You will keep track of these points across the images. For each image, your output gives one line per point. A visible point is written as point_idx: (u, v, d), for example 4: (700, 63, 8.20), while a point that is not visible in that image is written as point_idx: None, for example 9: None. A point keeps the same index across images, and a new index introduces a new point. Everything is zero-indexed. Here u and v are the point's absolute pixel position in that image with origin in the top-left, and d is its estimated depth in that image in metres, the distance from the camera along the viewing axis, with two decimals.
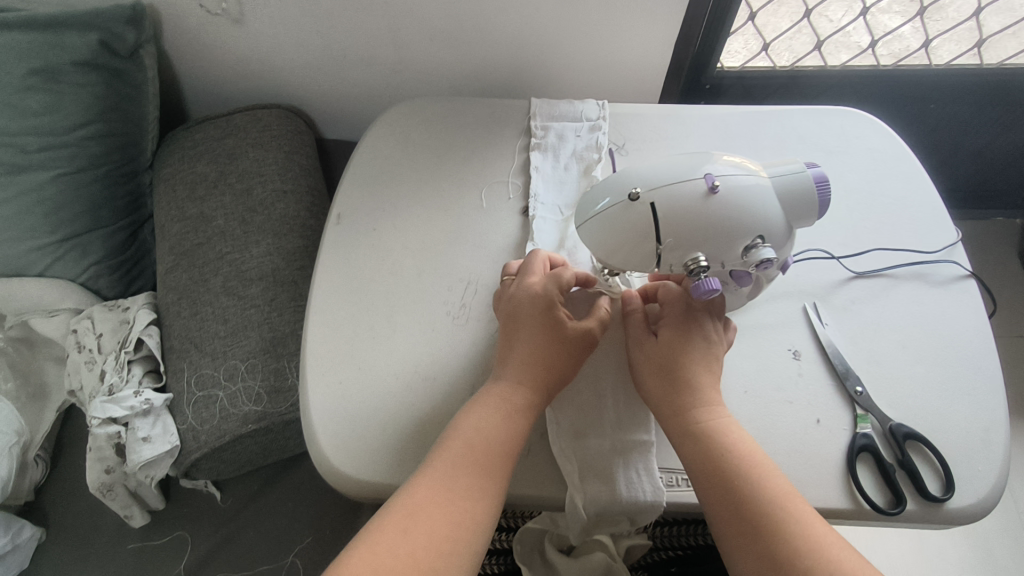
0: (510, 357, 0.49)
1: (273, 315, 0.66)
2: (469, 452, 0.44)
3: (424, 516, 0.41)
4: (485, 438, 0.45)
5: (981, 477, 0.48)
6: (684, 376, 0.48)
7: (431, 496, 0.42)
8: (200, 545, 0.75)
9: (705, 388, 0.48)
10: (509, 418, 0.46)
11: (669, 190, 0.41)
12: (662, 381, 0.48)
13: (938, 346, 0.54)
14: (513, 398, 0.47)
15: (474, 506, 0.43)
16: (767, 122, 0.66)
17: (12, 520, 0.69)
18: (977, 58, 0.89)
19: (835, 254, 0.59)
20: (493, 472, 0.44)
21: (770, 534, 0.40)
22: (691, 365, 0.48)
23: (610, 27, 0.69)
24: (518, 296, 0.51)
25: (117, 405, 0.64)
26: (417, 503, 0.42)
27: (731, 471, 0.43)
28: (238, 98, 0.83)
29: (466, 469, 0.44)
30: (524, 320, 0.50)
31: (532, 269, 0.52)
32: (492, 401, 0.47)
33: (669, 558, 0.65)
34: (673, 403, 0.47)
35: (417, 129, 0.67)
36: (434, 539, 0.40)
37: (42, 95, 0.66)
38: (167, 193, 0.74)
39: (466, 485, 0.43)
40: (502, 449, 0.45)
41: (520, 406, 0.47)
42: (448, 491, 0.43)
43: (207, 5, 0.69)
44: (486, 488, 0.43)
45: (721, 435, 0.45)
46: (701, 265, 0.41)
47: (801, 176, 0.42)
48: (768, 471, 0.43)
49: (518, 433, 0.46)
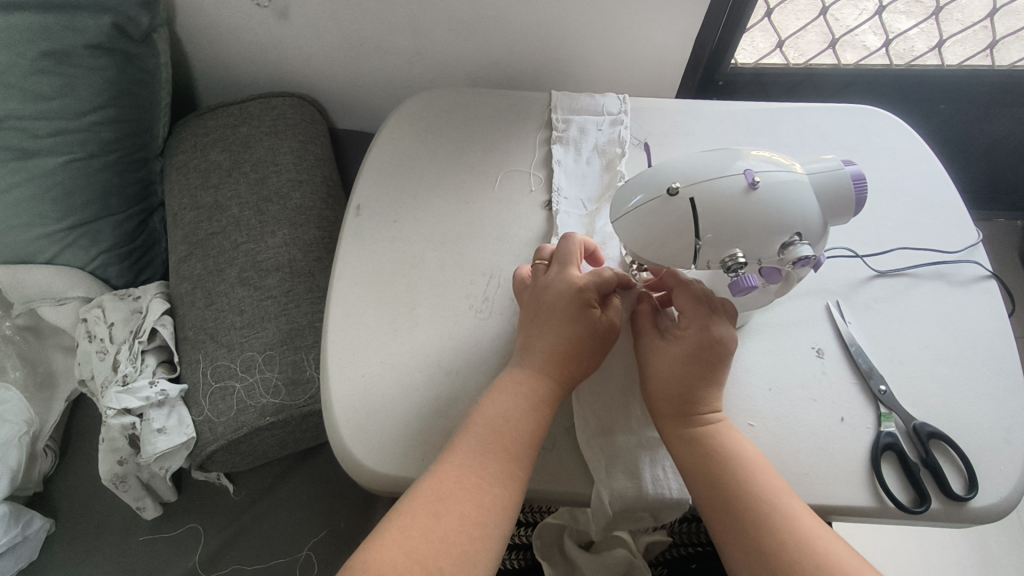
0: (537, 349, 0.48)
1: (290, 307, 0.65)
2: (498, 438, 0.44)
3: (455, 500, 0.41)
4: (513, 424, 0.45)
5: (1005, 477, 0.48)
6: (690, 395, 0.46)
7: (458, 479, 0.42)
8: (212, 540, 0.74)
9: (709, 399, 0.47)
10: (536, 409, 0.46)
11: (706, 186, 0.40)
12: (667, 398, 0.47)
13: (961, 344, 0.54)
14: (540, 388, 0.47)
15: (502, 491, 0.43)
16: (788, 119, 0.66)
17: (21, 511, 0.68)
18: (989, 59, 0.90)
19: (859, 253, 0.59)
20: (521, 458, 0.44)
21: (761, 530, 0.41)
22: (706, 379, 0.47)
23: (630, 20, 0.69)
24: (553, 287, 0.50)
25: (132, 396, 0.63)
26: (446, 486, 0.42)
27: (720, 470, 0.44)
28: (250, 86, 0.82)
29: (495, 456, 0.43)
30: (556, 315, 0.49)
31: (567, 260, 0.51)
32: (515, 388, 0.47)
33: (688, 554, 0.64)
34: (676, 402, 0.46)
35: (438, 120, 0.66)
36: (463, 524, 0.41)
37: (53, 78, 0.64)
38: (180, 180, 0.73)
39: (493, 471, 0.43)
40: (531, 436, 0.45)
41: (539, 391, 0.47)
42: (478, 478, 0.43)
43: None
44: (516, 475, 0.43)
45: (715, 432, 0.46)
46: (739, 262, 0.41)
47: (838, 174, 0.42)
48: (761, 468, 0.44)
49: (541, 424, 0.46)
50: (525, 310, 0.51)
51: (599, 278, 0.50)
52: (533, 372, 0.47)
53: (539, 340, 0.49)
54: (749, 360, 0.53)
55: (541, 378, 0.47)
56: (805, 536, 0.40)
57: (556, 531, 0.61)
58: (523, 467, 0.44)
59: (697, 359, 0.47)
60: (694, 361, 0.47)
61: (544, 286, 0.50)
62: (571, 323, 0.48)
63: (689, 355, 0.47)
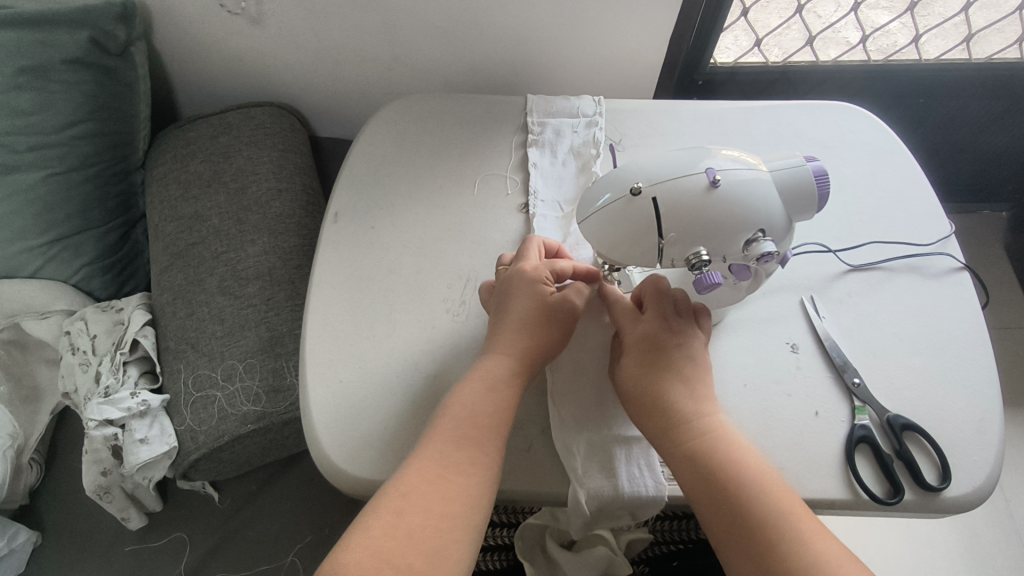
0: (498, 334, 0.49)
1: (270, 315, 0.65)
2: (459, 425, 0.44)
3: (419, 495, 0.41)
4: (474, 410, 0.45)
5: (977, 467, 0.48)
6: (658, 396, 0.46)
7: (423, 476, 0.42)
8: (199, 547, 0.75)
9: (687, 401, 0.46)
10: (494, 391, 0.46)
11: (669, 186, 0.41)
12: (639, 408, 0.46)
13: (934, 336, 0.54)
14: (503, 371, 0.47)
15: (469, 480, 0.43)
16: (762, 118, 0.67)
17: (7, 525, 0.69)
18: (965, 53, 0.90)
19: (832, 247, 0.59)
20: (487, 445, 0.44)
21: (767, 551, 0.39)
22: (668, 375, 0.47)
23: (604, 23, 0.70)
24: (512, 275, 0.51)
25: (113, 407, 0.63)
26: (412, 482, 0.42)
27: (722, 486, 0.42)
28: (231, 96, 0.83)
29: (459, 445, 0.44)
30: (517, 299, 0.49)
31: (529, 252, 0.53)
32: (481, 374, 0.47)
33: (669, 552, 0.63)
34: (639, 407, 0.46)
35: (414, 126, 0.67)
36: (429, 520, 0.41)
37: (30, 94, 0.65)
38: (160, 192, 0.73)
39: (459, 459, 0.43)
40: (495, 419, 0.45)
41: (504, 376, 0.47)
42: (441, 468, 0.43)
43: (228, 5, 0.68)
44: (480, 462, 0.43)
45: (713, 445, 0.44)
46: (703, 260, 0.41)
47: (800, 170, 0.42)
48: (771, 486, 0.42)
49: (506, 407, 0.46)
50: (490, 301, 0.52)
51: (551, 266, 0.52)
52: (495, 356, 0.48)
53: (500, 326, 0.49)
54: (726, 357, 0.53)
55: (499, 358, 0.48)
56: (813, 562, 0.38)
57: (538, 531, 0.61)
58: (487, 452, 0.44)
59: (651, 360, 0.47)
60: (651, 361, 0.47)
61: (504, 277, 0.52)
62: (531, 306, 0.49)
63: (640, 353, 0.48)
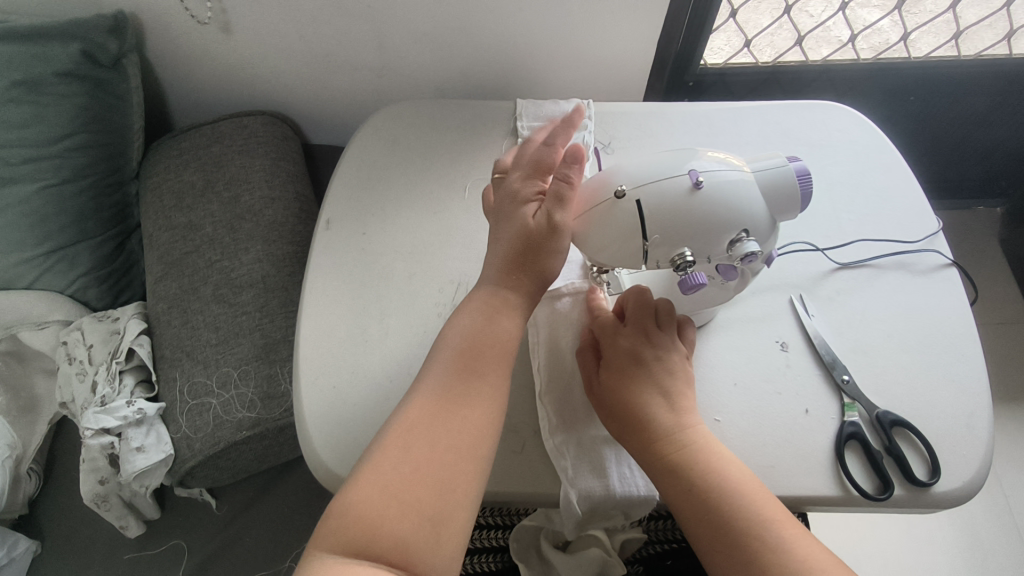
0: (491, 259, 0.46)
1: (265, 322, 0.66)
2: (459, 358, 0.43)
3: (422, 430, 0.40)
4: (473, 341, 0.44)
5: (966, 462, 0.49)
6: (638, 412, 0.46)
7: (426, 410, 0.41)
8: (197, 554, 0.75)
9: (666, 412, 0.46)
10: (490, 321, 0.44)
11: (652, 188, 0.41)
12: (620, 424, 0.46)
13: (922, 332, 0.55)
14: (507, 297, 0.45)
15: (474, 410, 0.42)
16: (750, 118, 0.67)
17: (6, 534, 0.70)
18: (955, 50, 0.90)
19: (820, 246, 0.60)
20: (490, 374, 0.43)
21: (751, 559, 0.40)
22: (646, 387, 0.47)
23: (593, 27, 0.70)
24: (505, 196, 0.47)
25: (110, 416, 0.64)
26: (414, 418, 0.41)
27: (704, 496, 0.42)
28: (224, 105, 0.83)
29: (459, 377, 0.42)
30: (519, 218, 0.45)
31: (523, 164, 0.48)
32: (478, 306, 0.45)
33: (663, 551, 0.63)
34: (618, 418, 0.47)
35: (405, 132, 0.67)
36: (434, 453, 0.39)
37: (24, 107, 0.66)
38: (154, 202, 0.74)
39: (462, 391, 0.42)
40: (494, 347, 0.44)
41: (498, 306, 0.45)
42: (443, 403, 0.41)
43: (197, 14, 0.68)
44: (482, 392, 0.42)
45: (693, 455, 0.44)
46: (687, 260, 0.42)
47: (783, 171, 0.43)
48: (754, 496, 0.42)
49: (502, 333, 0.44)
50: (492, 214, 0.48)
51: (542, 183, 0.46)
52: (495, 279, 0.45)
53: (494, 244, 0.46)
54: (715, 356, 0.54)
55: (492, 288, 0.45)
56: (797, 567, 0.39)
57: (533, 533, 0.60)
58: (490, 385, 0.43)
59: (629, 371, 0.47)
60: (632, 374, 0.47)
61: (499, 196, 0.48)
62: (536, 226, 0.44)
63: (617, 365, 0.48)
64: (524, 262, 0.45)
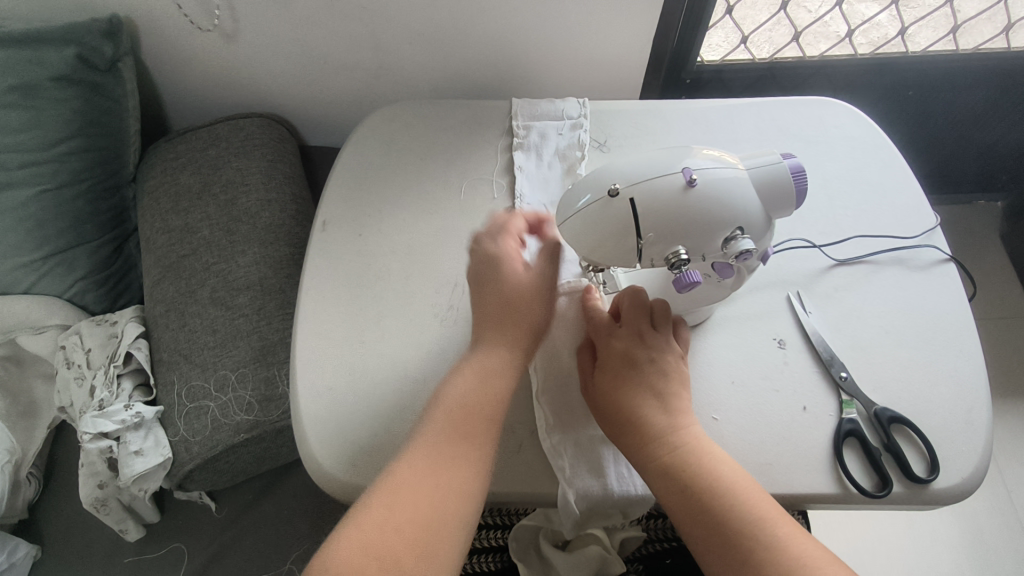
0: (483, 310, 0.48)
1: (262, 324, 0.66)
2: (452, 419, 0.44)
3: (408, 492, 0.41)
4: (468, 405, 0.45)
5: (965, 458, 0.48)
6: (633, 416, 0.46)
7: (415, 472, 0.42)
8: (197, 556, 0.75)
9: (660, 414, 0.46)
10: (488, 381, 0.46)
11: (646, 186, 0.41)
12: (614, 427, 0.46)
13: (921, 328, 0.54)
14: (502, 359, 0.47)
15: (461, 474, 0.42)
16: (746, 115, 0.67)
17: (7, 539, 0.70)
18: (953, 44, 0.90)
19: (817, 243, 0.60)
20: (480, 438, 0.44)
21: (747, 557, 0.39)
22: (640, 390, 0.46)
23: (588, 25, 0.70)
24: (490, 257, 0.49)
25: (108, 420, 0.64)
26: (402, 478, 0.42)
27: (700, 497, 0.42)
28: (221, 108, 0.83)
29: (452, 438, 0.43)
30: (511, 274, 0.49)
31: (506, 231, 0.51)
32: (474, 367, 0.46)
33: (663, 550, 0.63)
34: (614, 422, 0.46)
35: (400, 133, 0.67)
36: (422, 513, 0.40)
37: (20, 111, 0.66)
38: (151, 206, 0.74)
39: (452, 456, 0.43)
40: (487, 415, 0.45)
41: (498, 368, 0.47)
42: (433, 466, 0.42)
43: (197, 21, 0.69)
44: (473, 456, 0.43)
45: (687, 456, 0.44)
46: (682, 258, 0.42)
47: (777, 168, 0.43)
48: (746, 493, 0.42)
49: (500, 396, 0.46)
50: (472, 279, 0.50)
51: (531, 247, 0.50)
52: (487, 343, 0.48)
53: (484, 295, 0.49)
54: (712, 354, 0.54)
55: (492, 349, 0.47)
56: (793, 563, 0.39)
57: (532, 532, 0.61)
58: (480, 449, 0.44)
59: (623, 375, 0.47)
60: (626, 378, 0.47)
61: (481, 255, 0.50)
62: (524, 298, 0.48)
63: (613, 369, 0.48)
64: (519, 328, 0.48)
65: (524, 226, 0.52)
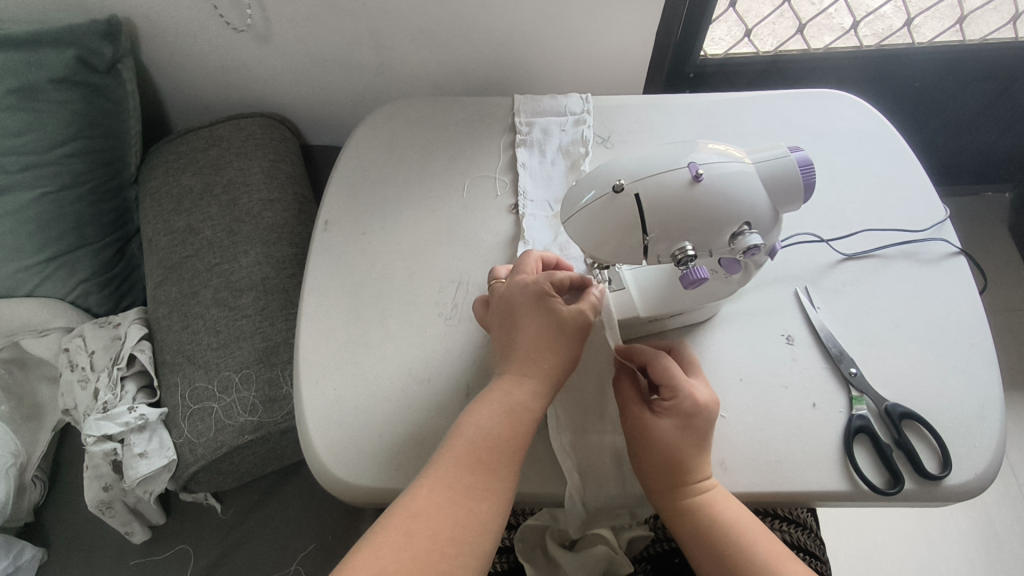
0: (513, 347, 0.47)
1: (265, 325, 0.66)
2: (471, 450, 0.43)
3: (425, 520, 0.40)
4: (491, 436, 0.44)
5: (979, 454, 0.48)
6: (684, 462, 0.45)
7: (433, 498, 0.41)
8: (203, 558, 0.75)
9: (696, 463, 0.45)
10: (514, 414, 0.45)
11: (653, 181, 0.41)
12: (659, 469, 0.46)
13: (932, 323, 0.54)
14: (529, 389, 0.46)
15: (479, 505, 0.42)
16: (751, 109, 0.66)
17: (12, 542, 0.70)
18: (959, 35, 0.89)
19: (824, 237, 0.59)
20: (501, 469, 0.43)
21: None
22: (692, 442, 0.45)
23: (590, 20, 0.69)
24: (510, 292, 0.49)
25: (111, 423, 0.63)
26: (419, 505, 0.41)
27: (717, 538, 0.44)
28: (222, 108, 0.83)
29: (470, 467, 0.43)
30: (534, 307, 0.47)
31: (525, 268, 0.50)
32: (497, 398, 0.45)
33: (671, 549, 0.61)
34: (659, 468, 0.45)
35: (401, 131, 0.67)
36: (437, 542, 0.40)
37: (21, 114, 0.66)
38: (153, 207, 0.73)
39: (471, 485, 0.42)
40: (509, 445, 0.44)
41: (525, 398, 0.45)
42: (451, 495, 0.41)
43: (233, 21, 0.69)
44: (491, 487, 0.42)
45: (706, 500, 0.45)
46: (689, 254, 0.41)
47: (785, 161, 0.42)
48: (755, 532, 0.44)
49: (523, 429, 0.44)
50: (495, 322, 0.49)
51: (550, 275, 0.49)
52: (514, 373, 0.46)
53: (516, 334, 0.47)
54: (720, 351, 0.53)
55: (518, 380, 0.46)
56: None
57: (539, 532, 0.60)
58: (501, 480, 0.43)
59: (680, 427, 0.45)
60: (685, 422, 0.45)
61: (502, 295, 0.49)
62: (551, 326, 0.47)
63: (672, 419, 0.46)
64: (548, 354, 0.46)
65: (541, 264, 0.52)
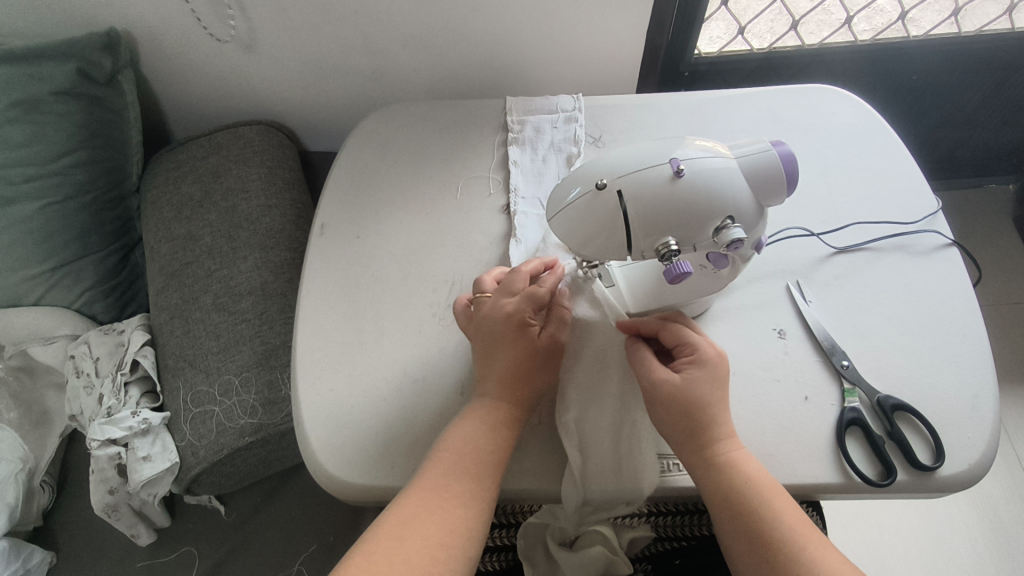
0: (492, 372, 0.48)
1: (264, 329, 0.67)
2: (458, 460, 0.44)
3: (415, 523, 0.41)
4: (474, 448, 0.44)
5: (972, 443, 0.48)
6: (703, 408, 0.45)
7: (422, 503, 0.42)
8: (207, 558, 0.76)
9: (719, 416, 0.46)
10: (494, 432, 0.46)
11: (635, 177, 0.41)
12: (680, 417, 0.46)
13: (924, 314, 0.54)
14: (508, 412, 0.47)
15: (466, 512, 0.43)
16: (743, 105, 0.67)
17: (21, 546, 0.71)
18: (955, 27, 0.89)
19: (815, 231, 0.59)
20: (486, 477, 0.44)
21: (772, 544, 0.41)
22: (715, 392, 0.46)
23: (581, 22, 0.70)
24: (493, 314, 0.49)
25: (116, 427, 0.65)
26: (409, 511, 0.42)
27: (736, 488, 0.43)
28: (222, 117, 0.85)
29: (458, 476, 0.43)
30: (514, 334, 0.48)
31: (512, 283, 0.50)
32: (479, 416, 0.46)
33: (671, 549, 0.59)
34: (682, 414, 0.46)
35: (394, 135, 0.68)
36: (427, 546, 0.41)
37: (23, 126, 0.68)
38: (155, 214, 0.75)
39: (458, 493, 0.43)
40: (493, 458, 0.45)
41: (503, 419, 0.46)
42: (441, 499, 0.43)
43: (217, 33, 0.70)
44: (478, 496, 0.43)
45: (726, 452, 0.45)
46: (672, 249, 0.41)
47: (767, 155, 0.42)
48: (775, 490, 0.43)
49: (501, 445, 0.45)
50: (475, 341, 0.50)
51: (533, 298, 0.49)
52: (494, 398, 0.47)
53: (497, 360, 0.48)
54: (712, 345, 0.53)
55: (498, 404, 0.47)
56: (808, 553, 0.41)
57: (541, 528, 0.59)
58: (486, 488, 0.44)
59: (703, 376, 0.46)
60: (708, 371, 0.46)
61: (485, 315, 0.50)
62: (529, 354, 0.48)
63: (696, 369, 0.46)
64: (525, 382, 0.48)
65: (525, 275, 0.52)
